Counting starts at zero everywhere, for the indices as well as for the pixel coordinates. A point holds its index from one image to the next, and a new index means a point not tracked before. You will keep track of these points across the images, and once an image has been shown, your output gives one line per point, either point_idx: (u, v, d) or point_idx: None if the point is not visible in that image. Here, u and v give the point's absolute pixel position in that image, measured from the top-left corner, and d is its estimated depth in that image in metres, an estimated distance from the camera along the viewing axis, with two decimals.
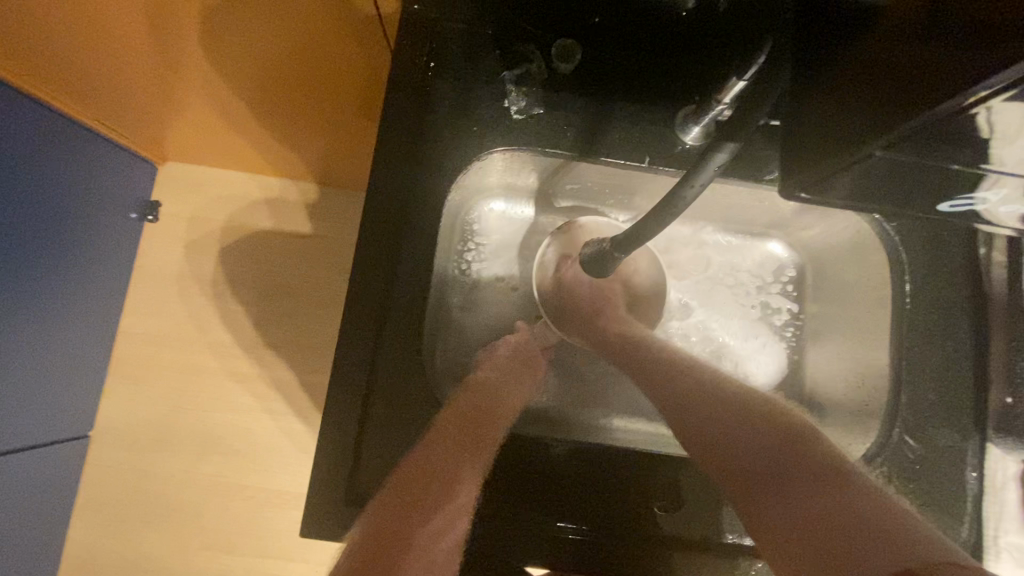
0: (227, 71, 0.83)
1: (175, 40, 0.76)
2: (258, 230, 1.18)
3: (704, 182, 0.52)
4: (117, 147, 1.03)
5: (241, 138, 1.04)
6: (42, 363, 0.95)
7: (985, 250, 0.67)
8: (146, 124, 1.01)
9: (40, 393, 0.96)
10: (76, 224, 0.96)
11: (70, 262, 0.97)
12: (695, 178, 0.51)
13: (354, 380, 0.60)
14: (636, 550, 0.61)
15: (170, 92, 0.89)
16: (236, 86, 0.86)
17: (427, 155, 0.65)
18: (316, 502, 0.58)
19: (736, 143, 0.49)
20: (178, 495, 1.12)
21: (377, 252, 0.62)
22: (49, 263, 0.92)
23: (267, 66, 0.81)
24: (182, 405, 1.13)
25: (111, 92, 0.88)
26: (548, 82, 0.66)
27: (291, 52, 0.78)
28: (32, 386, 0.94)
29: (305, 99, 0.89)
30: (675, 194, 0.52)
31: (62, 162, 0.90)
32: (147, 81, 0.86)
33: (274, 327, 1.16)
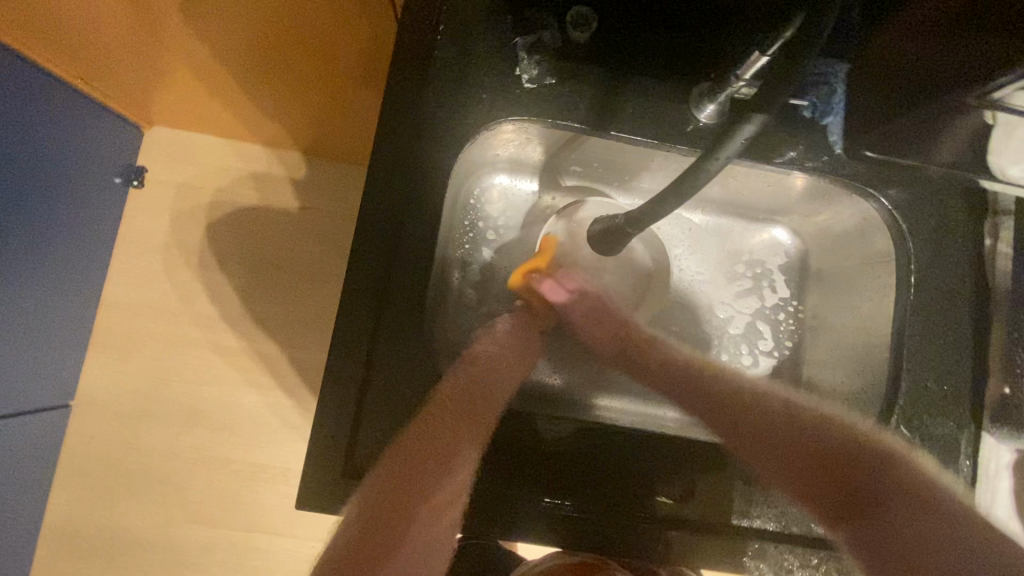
0: (223, 31, 0.79)
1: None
2: (250, 200, 1.14)
3: (728, 157, 0.50)
4: (102, 107, 0.98)
5: (233, 104, 1.01)
6: (25, 331, 0.92)
7: (991, 242, 0.67)
8: (134, 86, 0.96)
9: (21, 362, 0.93)
10: (57, 185, 0.92)
11: (55, 228, 0.94)
12: (719, 153, 0.50)
13: (353, 352, 0.58)
14: (638, 528, 0.61)
15: (161, 54, 0.85)
16: (232, 47, 0.82)
17: (434, 124, 0.62)
18: (313, 475, 0.57)
19: (766, 117, 0.48)
20: (161, 467, 1.09)
21: (380, 223, 0.60)
22: (33, 227, 0.88)
23: (265, 25, 0.77)
24: (167, 376, 1.11)
25: (99, 51, 0.84)
26: (561, 52, 0.64)
27: (289, 12, 0.74)
28: (13, 355, 0.91)
29: (304, 65, 0.86)
30: (695, 168, 0.51)
31: (47, 121, 0.85)
32: (135, 40, 0.82)
33: (263, 301, 1.13)
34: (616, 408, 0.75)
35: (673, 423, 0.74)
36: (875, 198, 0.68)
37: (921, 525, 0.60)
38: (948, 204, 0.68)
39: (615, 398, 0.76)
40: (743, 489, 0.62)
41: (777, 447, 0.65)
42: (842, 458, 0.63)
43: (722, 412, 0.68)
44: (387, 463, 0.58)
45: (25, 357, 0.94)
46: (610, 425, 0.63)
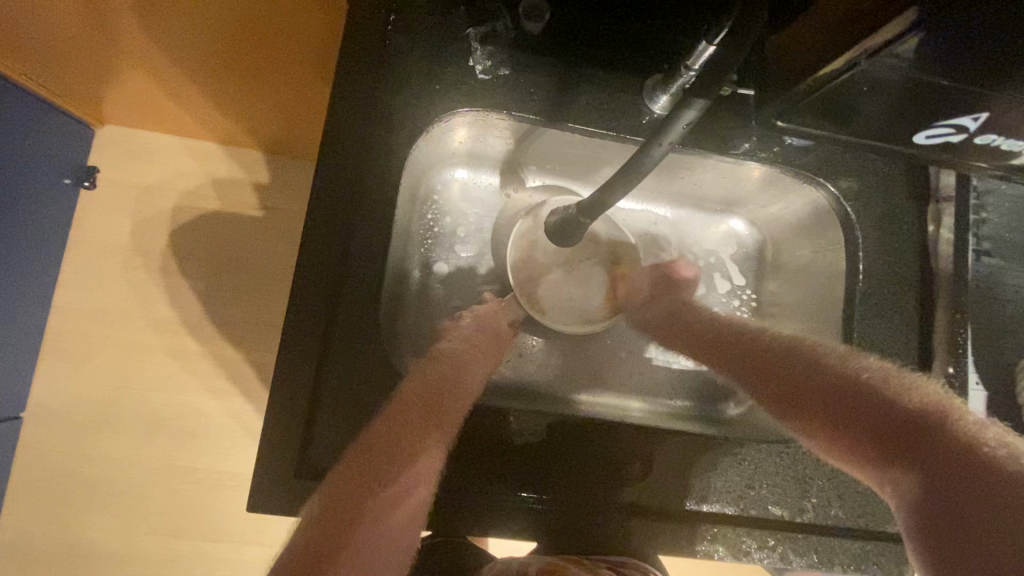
0: (169, 26, 0.76)
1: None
2: (207, 200, 1.11)
3: (672, 142, 0.51)
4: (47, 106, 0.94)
5: (186, 103, 0.97)
6: None
7: (934, 228, 0.69)
8: (81, 84, 0.92)
9: None
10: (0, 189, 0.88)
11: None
12: (662, 138, 0.50)
13: (306, 352, 0.57)
14: (599, 518, 0.61)
15: (106, 50, 0.82)
16: (178, 44, 0.79)
17: (387, 117, 0.61)
18: (267, 478, 0.55)
19: (704, 102, 0.49)
20: (120, 480, 1.05)
21: (335, 217, 0.59)
22: None
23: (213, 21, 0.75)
24: (123, 385, 1.07)
25: (40, 48, 0.80)
26: (515, 43, 0.63)
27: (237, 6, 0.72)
28: None
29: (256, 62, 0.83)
30: (642, 153, 0.51)
31: None
32: (81, 36, 0.78)
33: (223, 303, 1.10)
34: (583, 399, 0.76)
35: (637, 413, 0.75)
36: (825, 186, 0.70)
37: (995, 509, 0.51)
38: (892, 192, 0.70)
39: (579, 389, 0.76)
40: (703, 473, 0.63)
41: (873, 425, 0.61)
42: (936, 448, 0.57)
43: (805, 401, 0.65)
44: (348, 461, 0.55)
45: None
46: (569, 416, 0.63)
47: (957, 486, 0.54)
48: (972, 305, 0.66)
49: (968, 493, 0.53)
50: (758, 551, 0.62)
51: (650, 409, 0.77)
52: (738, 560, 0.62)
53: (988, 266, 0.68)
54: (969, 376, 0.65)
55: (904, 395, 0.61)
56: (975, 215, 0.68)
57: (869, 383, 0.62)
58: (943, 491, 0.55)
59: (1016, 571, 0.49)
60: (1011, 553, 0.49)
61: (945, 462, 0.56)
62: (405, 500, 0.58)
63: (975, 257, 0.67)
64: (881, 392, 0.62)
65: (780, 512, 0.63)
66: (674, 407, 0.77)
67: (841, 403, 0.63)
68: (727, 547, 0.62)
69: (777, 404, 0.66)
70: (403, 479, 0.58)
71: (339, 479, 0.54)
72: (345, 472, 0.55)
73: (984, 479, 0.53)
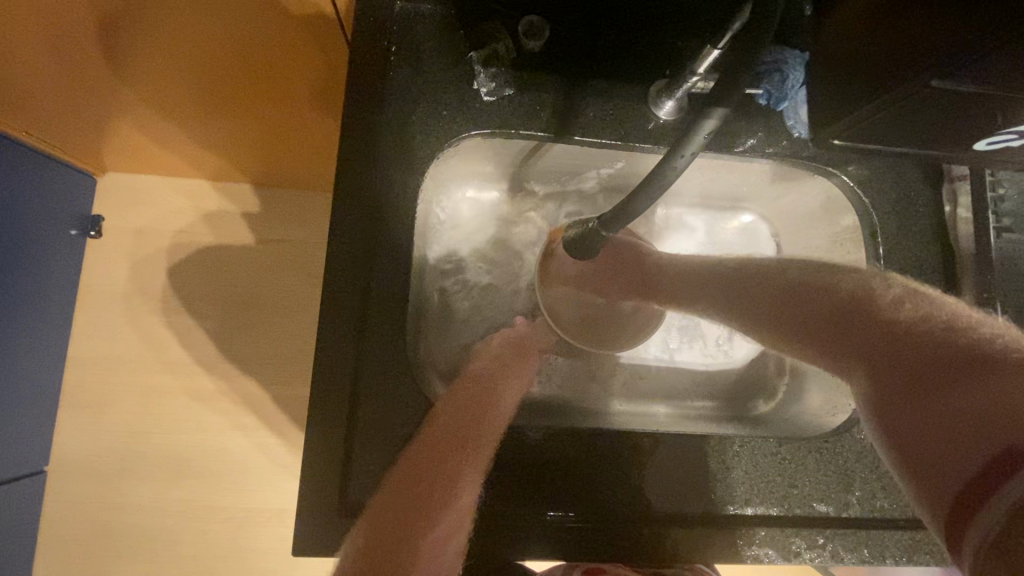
0: (166, 79, 0.76)
1: (110, 42, 0.68)
2: (220, 238, 1.11)
3: (695, 152, 0.49)
4: (50, 161, 0.94)
5: (187, 148, 0.97)
6: None
7: (950, 208, 0.69)
8: (82, 136, 0.92)
9: None
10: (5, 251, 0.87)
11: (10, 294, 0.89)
12: (681, 151, 0.49)
13: (335, 389, 0.57)
14: (642, 532, 0.60)
15: (105, 103, 0.82)
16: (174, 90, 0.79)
17: (395, 148, 0.61)
18: (309, 518, 0.55)
19: (727, 110, 0.46)
20: (148, 526, 1.05)
21: (353, 250, 0.59)
22: None
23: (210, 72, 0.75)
24: (145, 430, 1.06)
25: (39, 107, 0.81)
26: (516, 63, 0.64)
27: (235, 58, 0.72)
28: None
29: (256, 106, 0.83)
30: (663, 165, 0.50)
31: None
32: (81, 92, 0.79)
33: (238, 341, 1.10)
34: (616, 408, 0.76)
35: (666, 418, 0.75)
36: (836, 175, 0.70)
37: (956, 398, 0.49)
38: (904, 175, 0.70)
39: (612, 399, 0.76)
40: (742, 477, 0.62)
41: (882, 351, 0.57)
42: (924, 371, 0.53)
43: (808, 326, 0.63)
44: (386, 494, 0.54)
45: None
46: (614, 432, 0.63)
47: (935, 410, 0.50)
48: (1000, 282, 0.65)
49: (964, 416, 0.48)
50: (808, 551, 0.62)
51: (676, 412, 0.76)
52: (787, 561, 0.61)
53: (1010, 243, 0.65)
54: None
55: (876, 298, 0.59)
56: (991, 191, 0.66)
57: (895, 315, 0.57)
58: (924, 422, 0.51)
59: (962, 491, 0.45)
60: (969, 463, 0.46)
61: (924, 383, 0.52)
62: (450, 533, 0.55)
63: (996, 235, 0.65)
64: (883, 317, 0.58)
65: (824, 508, 0.62)
66: (705, 410, 0.76)
67: (820, 313, 0.63)
68: (776, 547, 0.61)
69: (802, 336, 0.64)
70: (445, 514, 0.56)
71: (380, 508, 0.53)
72: (386, 502, 0.54)
73: (968, 402, 0.48)
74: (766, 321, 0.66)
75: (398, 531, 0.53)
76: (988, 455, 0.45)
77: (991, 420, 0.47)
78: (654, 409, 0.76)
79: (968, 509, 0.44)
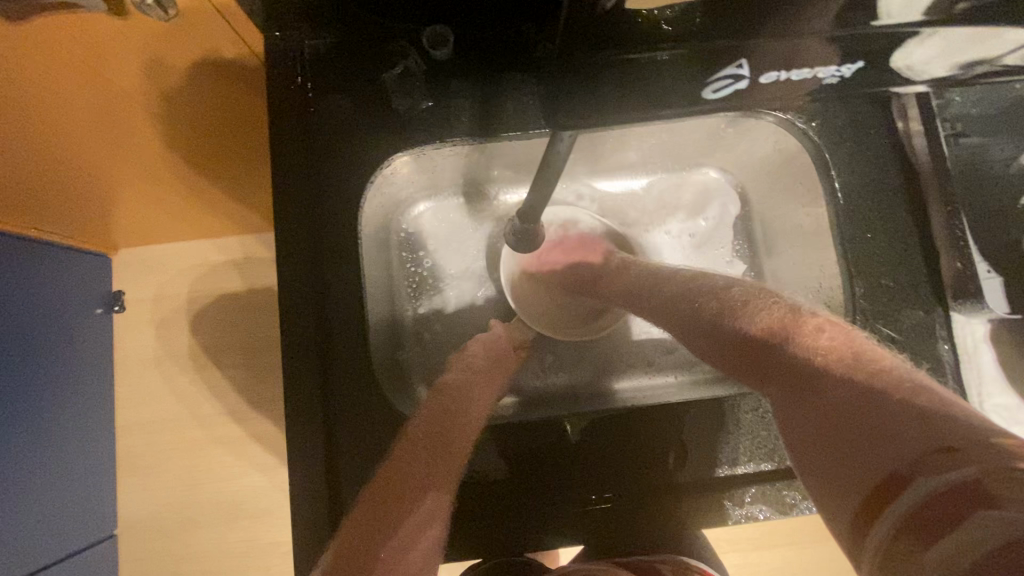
0: (147, 157, 0.77)
1: (84, 128, 0.68)
2: (242, 288, 1.11)
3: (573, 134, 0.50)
4: (66, 249, 0.96)
5: (185, 213, 0.98)
6: (50, 488, 0.91)
7: (903, 124, 0.66)
8: (87, 220, 0.94)
9: (54, 516, 0.91)
10: (37, 349, 0.89)
11: (53, 377, 0.92)
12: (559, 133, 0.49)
13: (312, 418, 0.59)
14: (664, 502, 0.61)
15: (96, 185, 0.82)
16: (157, 162, 0.79)
17: (331, 183, 0.64)
18: (307, 546, 0.57)
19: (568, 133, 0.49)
20: (215, 572, 1.05)
21: (306, 286, 0.61)
22: (30, 385, 0.87)
23: (185, 143, 0.75)
24: (196, 483, 1.07)
25: (41, 203, 0.82)
26: (430, 73, 0.65)
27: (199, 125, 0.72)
28: (47, 512, 0.90)
29: (234, 163, 0.84)
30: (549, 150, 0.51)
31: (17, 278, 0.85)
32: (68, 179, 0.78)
33: (264, 384, 1.10)
34: (627, 386, 0.75)
35: (675, 387, 0.73)
36: (771, 114, 0.67)
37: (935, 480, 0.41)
38: (848, 100, 0.67)
39: (615, 378, 0.76)
40: (737, 437, 0.62)
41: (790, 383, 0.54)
42: (873, 417, 0.47)
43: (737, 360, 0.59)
44: (367, 499, 0.56)
45: (49, 517, 0.90)
46: (591, 413, 0.64)
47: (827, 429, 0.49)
48: (960, 191, 0.63)
49: (907, 439, 0.45)
50: (803, 501, 0.61)
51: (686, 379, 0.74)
52: (783, 515, 0.60)
53: (967, 147, 0.65)
54: (978, 265, 0.62)
55: (796, 332, 0.56)
56: (936, 99, 0.65)
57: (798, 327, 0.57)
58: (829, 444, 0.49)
59: (885, 478, 0.44)
60: (867, 471, 0.45)
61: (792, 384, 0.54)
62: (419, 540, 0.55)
63: (951, 141, 0.64)
64: (795, 357, 0.55)
65: None
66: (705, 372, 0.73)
67: (719, 339, 0.61)
68: (770, 503, 0.60)
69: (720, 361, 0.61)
70: (419, 514, 0.57)
71: (362, 516, 0.55)
72: (366, 509, 0.55)
73: (870, 419, 0.47)
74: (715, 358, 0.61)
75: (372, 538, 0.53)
76: (879, 470, 0.44)
77: (877, 432, 0.46)
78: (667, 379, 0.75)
79: (886, 496, 0.43)
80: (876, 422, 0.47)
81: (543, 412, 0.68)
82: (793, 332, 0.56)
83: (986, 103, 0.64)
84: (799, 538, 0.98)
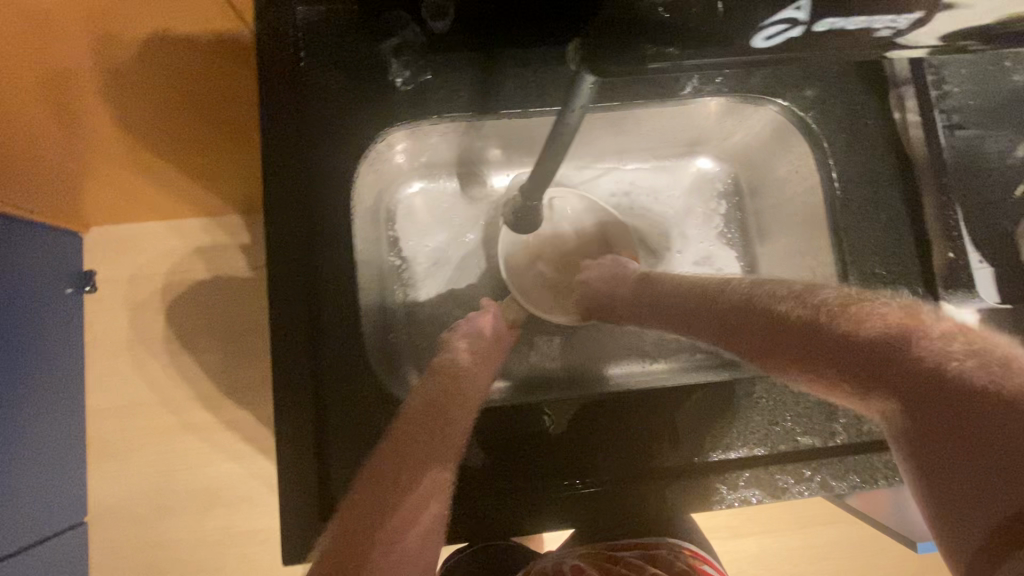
0: (125, 125, 0.73)
1: (57, 91, 0.64)
2: (223, 269, 1.07)
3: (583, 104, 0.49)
4: (36, 224, 0.92)
5: (163, 188, 0.93)
6: (18, 473, 0.87)
7: (900, 115, 0.67)
8: (60, 193, 0.89)
9: (22, 501, 0.88)
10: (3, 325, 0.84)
11: (21, 357, 0.88)
12: (572, 104, 0.49)
13: (301, 399, 0.57)
14: (651, 488, 0.61)
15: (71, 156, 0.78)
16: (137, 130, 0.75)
17: (323, 156, 0.61)
18: (293, 528, 0.56)
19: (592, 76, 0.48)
20: (191, 559, 1.02)
21: (296, 263, 0.59)
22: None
23: (166, 110, 0.72)
24: (171, 468, 1.04)
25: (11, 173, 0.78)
26: (428, 46, 0.63)
27: (182, 91, 0.69)
28: (14, 498, 0.86)
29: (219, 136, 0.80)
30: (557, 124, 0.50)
31: None
32: (42, 148, 0.75)
33: (244, 368, 1.06)
34: (619, 371, 0.75)
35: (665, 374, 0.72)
36: (772, 101, 0.67)
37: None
38: (847, 92, 0.67)
39: (608, 364, 0.75)
40: (728, 422, 0.62)
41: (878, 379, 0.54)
42: (967, 422, 0.49)
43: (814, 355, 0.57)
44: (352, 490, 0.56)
45: (16, 503, 0.86)
46: (586, 398, 0.63)
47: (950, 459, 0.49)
48: (957, 182, 0.64)
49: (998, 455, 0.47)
50: (795, 485, 0.61)
51: (675, 366, 0.74)
52: (776, 499, 0.61)
53: (964, 138, 0.65)
54: (970, 256, 0.63)
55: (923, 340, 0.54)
56: (935, 90, 0.65)
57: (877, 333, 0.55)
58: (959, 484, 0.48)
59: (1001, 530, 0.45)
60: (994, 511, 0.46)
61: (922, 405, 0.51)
62: (415, 523, 0.55)
63: (947, 131, 0.65)
64: (942, 369, 0.51)
65: (809, 441, 0.62)
66: (697, 360, 0.73)
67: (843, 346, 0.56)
68: (763, 487, 0.61)
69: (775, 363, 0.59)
70: (412, 499, 0.56)
71: (353, 504, 0.54)
72: (358, 495, 0.55)
73: (1007, 464, 0.46)
74: (758, 339, 0.60)
75: (366, 527, 0.53)
76: (990, 519, 0.46)
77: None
78: (656, 365, 0.74)
79: (999, 555, 0.45)
80: (1002, 441, 0.47)
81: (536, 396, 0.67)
82: (917, 337, 0.54)
83: (982, 95, 0.65)
84: (776, 525, 1.00)
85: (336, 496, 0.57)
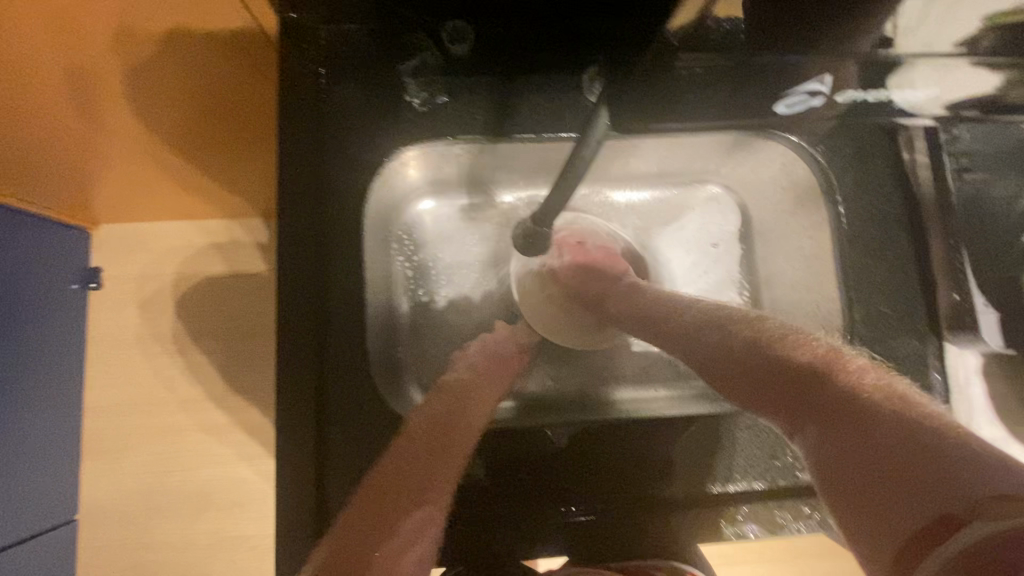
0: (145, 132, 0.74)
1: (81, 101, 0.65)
2: (229, 271, 1.07)
3: (601, 138, 0.51)
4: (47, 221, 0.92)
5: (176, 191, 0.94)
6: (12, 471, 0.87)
7: (909, 155, 0.67)
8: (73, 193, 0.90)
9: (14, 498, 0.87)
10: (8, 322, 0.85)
11: (23, 354, 0.88)
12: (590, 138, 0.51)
13: (302, 413, 0.57)
14: (647, 518, 0.61)
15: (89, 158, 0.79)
16: (155, 137, 0.76)
17: (338, 170, 0.62)
18: (288, 542, 0.56)
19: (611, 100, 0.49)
20: (179, 561, 1.02)
21: (303, 279, 0.59)
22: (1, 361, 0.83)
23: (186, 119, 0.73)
24: (164, 470, 1.03)
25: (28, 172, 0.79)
26: (446, 68, 0.65)
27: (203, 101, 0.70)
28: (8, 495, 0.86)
29: (235, 145, 0.81)
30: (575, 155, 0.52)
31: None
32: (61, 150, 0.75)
33: (243, 373, 1.06)
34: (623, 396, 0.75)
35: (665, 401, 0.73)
36: (785, 137, 0.68)
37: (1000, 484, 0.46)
38: (858, 130, 0.68)
39: (612, 387, 0.76)
40: (727, 454, 0.62)
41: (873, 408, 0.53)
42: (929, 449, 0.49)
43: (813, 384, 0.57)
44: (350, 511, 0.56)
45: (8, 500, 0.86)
46: (588, 420, 0.63)
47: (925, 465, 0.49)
48: (962, 224, 0.65)
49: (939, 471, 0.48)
50: (794, 522, 0.61)
51: (674, 396, 0.74)
52: (774, 535, 0.61)
53: (970, 183, 0.66)
54: (975, 299, 0.63)
55: None
56: (944, 134, 0.67)
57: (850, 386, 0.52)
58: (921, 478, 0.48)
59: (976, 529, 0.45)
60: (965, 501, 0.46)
61: (844, 426, 0.52)
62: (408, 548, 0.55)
63: (955, 176, 0.66)
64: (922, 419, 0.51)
65: (809, 477, 0.62)
66: (696, 389, 0.73)
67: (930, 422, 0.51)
68: (761, 522, 0.60)
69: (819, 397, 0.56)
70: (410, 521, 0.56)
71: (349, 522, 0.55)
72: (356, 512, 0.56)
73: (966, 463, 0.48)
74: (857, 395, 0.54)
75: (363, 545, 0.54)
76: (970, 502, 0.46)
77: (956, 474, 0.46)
78: (657, 391, 0.75)
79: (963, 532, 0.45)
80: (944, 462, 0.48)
81: (539, 420, 0.67)
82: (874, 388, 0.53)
83: (992, 139, 0.66)
84: (767, 555, 0.99)
85: (333, 512, 0.57)
